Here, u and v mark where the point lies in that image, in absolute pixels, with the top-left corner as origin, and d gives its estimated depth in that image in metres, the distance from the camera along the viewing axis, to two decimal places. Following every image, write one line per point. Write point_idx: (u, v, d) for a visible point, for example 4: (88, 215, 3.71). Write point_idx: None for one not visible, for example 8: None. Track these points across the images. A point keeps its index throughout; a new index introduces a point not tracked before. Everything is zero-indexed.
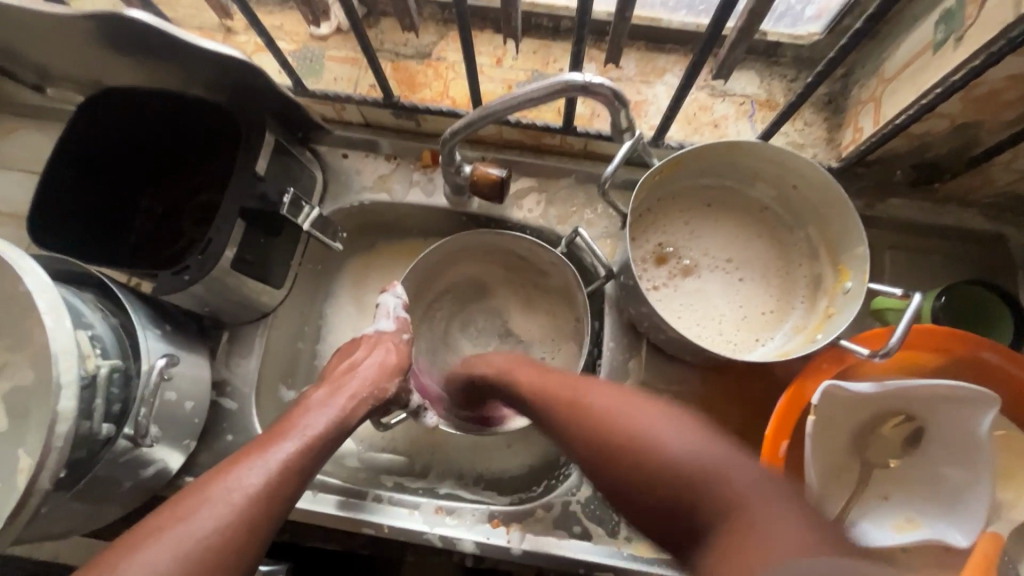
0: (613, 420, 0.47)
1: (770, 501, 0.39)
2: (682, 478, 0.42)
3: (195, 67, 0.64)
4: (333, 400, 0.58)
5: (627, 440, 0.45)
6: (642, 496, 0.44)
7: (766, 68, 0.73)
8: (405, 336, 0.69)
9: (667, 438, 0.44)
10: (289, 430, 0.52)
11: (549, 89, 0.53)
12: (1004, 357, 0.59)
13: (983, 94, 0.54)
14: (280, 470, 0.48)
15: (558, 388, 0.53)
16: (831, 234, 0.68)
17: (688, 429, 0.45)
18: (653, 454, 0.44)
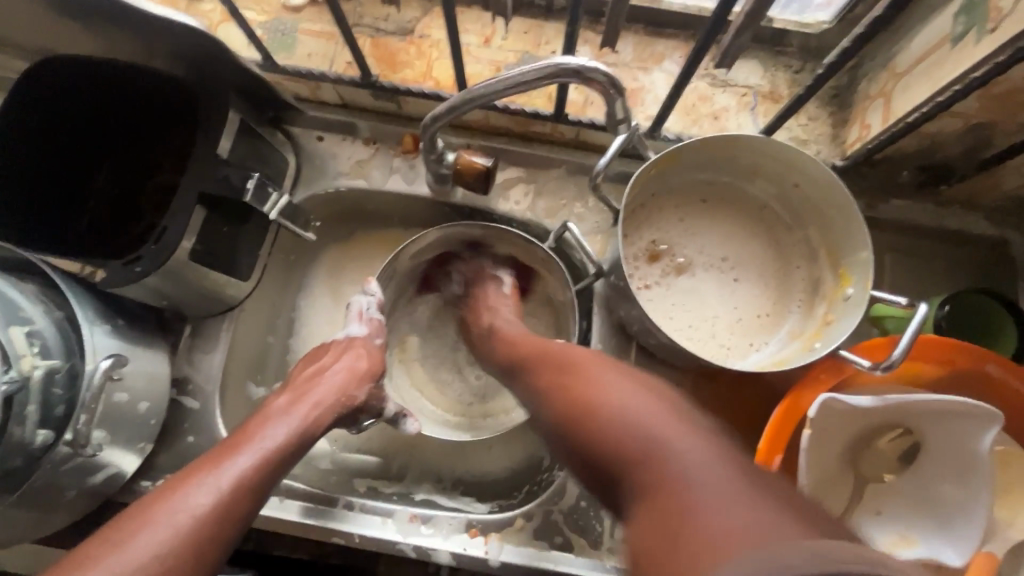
0: (583, 390, 0.47)
1: (710, 488, 0.36)
2: (636, 449, 0.40)
3: (149, 36, 0.58)
4: (296, 409, 0.55)
5: (589, 413, 0.45)
6: (598, 462, 0.43)
7: (771, 57, 0.68)
8: (377, 341, 0.66)
9: (630, 410, 0.43)
10: (246, 442, 0.49)
11: (536, 74, 0.49)
12: (1007, 370, 0.57)
13: (1003, 92, 0.51)
14: (232, 489, 0.45)
15: (549, 358, 0.53)
16: (832, 236, 0.65)
17: (657, 408, 0.42)
18: (610, 423, 0.43)
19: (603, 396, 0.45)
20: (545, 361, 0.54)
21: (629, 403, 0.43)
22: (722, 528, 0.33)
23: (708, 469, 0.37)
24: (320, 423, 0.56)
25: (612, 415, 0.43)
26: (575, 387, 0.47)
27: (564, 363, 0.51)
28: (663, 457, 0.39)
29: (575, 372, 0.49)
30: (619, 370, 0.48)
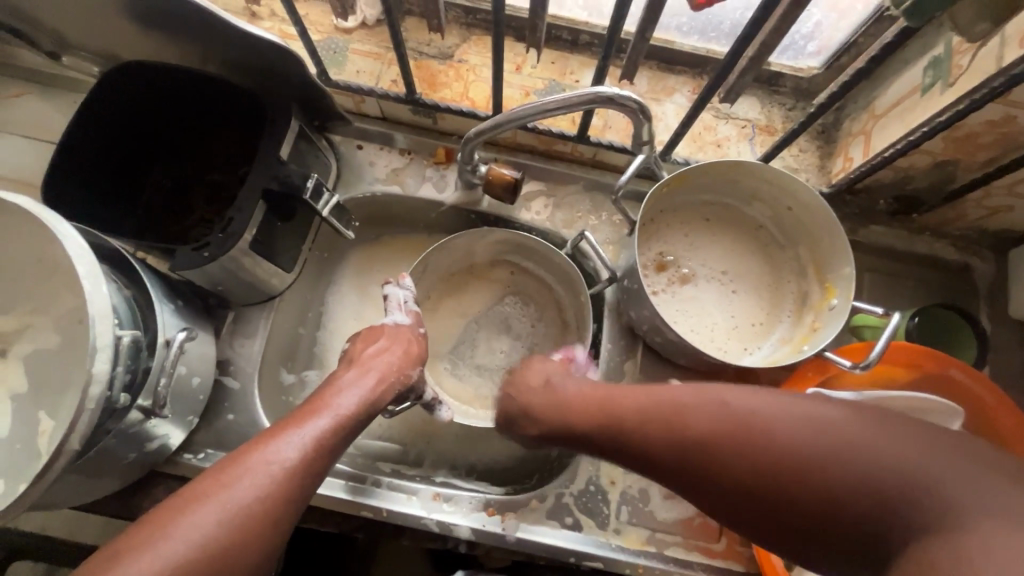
0: (749, 415, 0.46)
1: (991, 522, 0.35)
2: (848, 487, 0.40)
3: (228, 49, 0.65)
4: (363, 381, 0.60)
5: (772, 437, 0.44)
6: (794, 490, 0.42)
7: (767, 95, 0.78)
8: (420, 329, 0.71)
9: (827, 424, 0.43)
10: (322, 408, 0.55)
11: (579, 99, 0.57)
12: (969, 374, 0.65)
13: (964, 135, 0.60)
14: (313, 445, 0.51)
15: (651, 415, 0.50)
16: (819, 253, 0.73)
17: (854, 415, 0.43)
18: (810, 460, 0.42)
19: (779, 415, 0.45)
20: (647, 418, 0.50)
21: (821, 427, 0.43)
22: (1004, 539, 0.34)
23: (977, 501, 0.36)
24: (383, 396, 0.61)
25: (812, 430, 0.43)
26: (739, 418, 0.46)
27: (690, 416, 0.47)
28: (917, 478, 0.39)
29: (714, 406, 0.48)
30: (772, 397, 0.47)
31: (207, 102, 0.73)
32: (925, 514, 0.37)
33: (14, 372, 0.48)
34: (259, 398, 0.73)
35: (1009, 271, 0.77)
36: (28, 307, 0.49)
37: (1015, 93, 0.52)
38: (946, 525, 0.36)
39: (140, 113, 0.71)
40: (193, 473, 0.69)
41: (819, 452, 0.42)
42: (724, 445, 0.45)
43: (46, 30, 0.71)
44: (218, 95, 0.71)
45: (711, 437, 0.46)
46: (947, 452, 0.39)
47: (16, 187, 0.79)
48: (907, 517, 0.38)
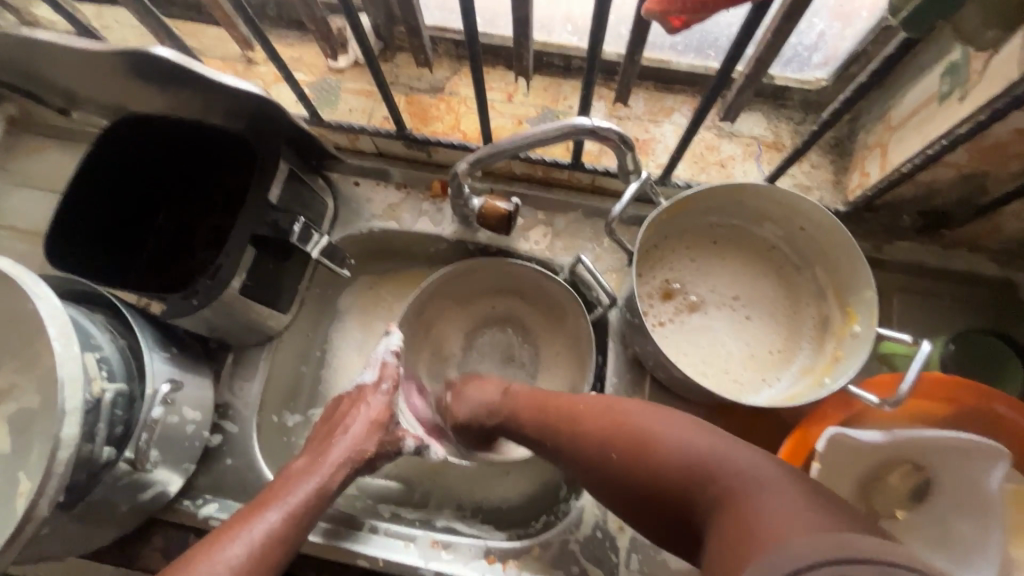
0: (654, 441, 0.48)
1: (781, 494, 0.39)
2: (694, 471, 0.45)
3: (217, 100, 0.65)
4: (316, 467, 0.61)
5: (649, 445, 0.48)
6: (656, 488, 0.47)
7: (774, 110, 0.73)
8: (385, 386, 0.69)
9: (682, 442, 0.47)
10: (272, 500, 0.57)
11: (555, 132, 0.55)
12: (1017, 409, 0.58)
13: (990, 146, 0.54)
14: (262, 541, 0.53)
15: (566, 412, 0.57)
16: (838, 276, 0.68)
17: (681, 425, 0.49)
18: (666, 456, 0.47)
19: (655, 430, 0.49)
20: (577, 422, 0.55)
21: (665, 431, 0.49)
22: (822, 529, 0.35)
23: (776, 480, 0.41)
24: (335, 478, 0.61)
25: (667, 452, 0.47)
26: (619, 424, 0.51)
27: (589, 416, 0.54)
28: (724, 472, 0.43)
29: (610, 423, 0.52)
30: (661, 412, 0.51)
31: (206, 142, 0.73)
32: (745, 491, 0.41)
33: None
34: (257, 442, 0.72)
35: None
36: (14, 366, 0.49)
37: None
38: (735, 500, 0.41)
39: (141, 156, 0.72)
40: (190, 521, 0.68)
41: (665, 449, 0.47)
42: (610, 454, 0.50)
43: (55, 89, 0.74)
44: (215, 135, 0.72)
45: (630, 447, 0.49)
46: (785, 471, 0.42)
47: (32, 238, 0.83)
48: (709, 501, 0.43)
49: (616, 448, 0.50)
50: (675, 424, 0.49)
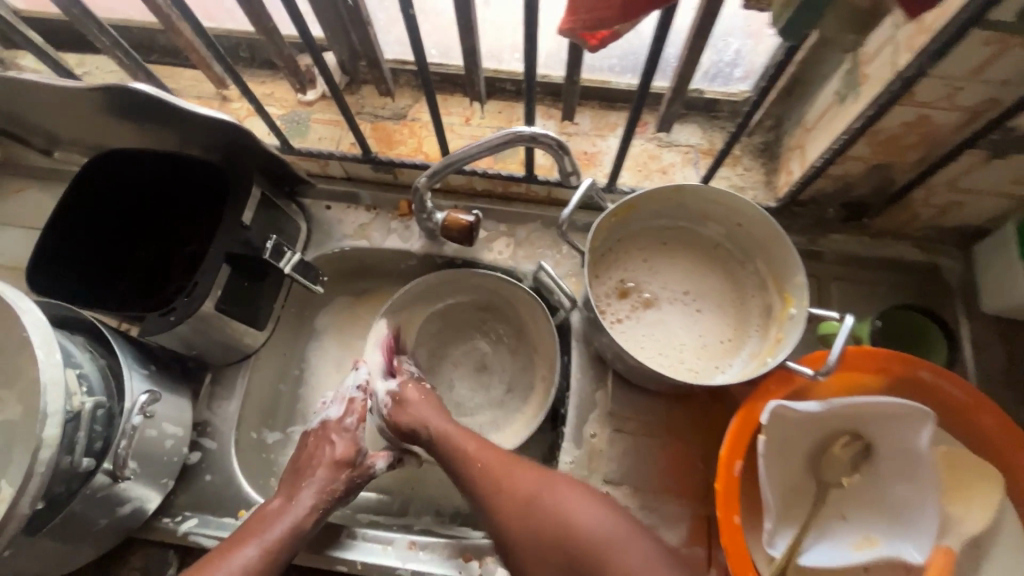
0: (560, 520, 0.59)
1: (637, 555, 0.56)
2: (596, 548, 0.57)
3: (194, 134, 0.70)
4: (290, 505, 0.66)
5: (562, 522, 0.59)
6: (560, 559, 0.58)
7: (707, 120, 0.80)
8: (348, 421, 0.74)
9: (588, 525, 0.58)
10: (251, 535, 0.62)
11: (501, 140, 0.60)
12: (938, 373, 0.64)
13: (886, 138, 0.61)
14: (238, 575, 0.58)
15: (512, 496, 0.62)
16: (776, 266, 0.73)
17: (587, 503, 0.60)
18: (553, 514, 0.60)
19: (536, 491, 0.61)
20: (500, 504, 0.62)
21: (565, 500, 0.61)
22: None
23: (632, 548, 0.57)
24: (311, 516, 0.66)
25: (572, 536, 0.58)
26: (530, 498, 0.61)
27: (512, 480, 0.63)
28: (611, 556, 0.56)
29: (522, 493, 0.62)
30: (583, 493, 0.61)
31: (183, 176, 0.77)
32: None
33: None
34: (235, 456, 0.74)
35: (979, 266, 0.76)
36: None
37: (918, 92, 0.54)
38: (602, 554, 0.57)
39: (119, 188, 0.76)
40: (169, 538, 0.69)
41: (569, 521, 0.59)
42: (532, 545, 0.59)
43: (37, 130, 0.79)
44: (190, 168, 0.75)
45: (550, 535, 0.59)
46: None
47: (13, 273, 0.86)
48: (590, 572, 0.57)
49: (517, 512, 0.61)
50: (567, 490, 0.61)
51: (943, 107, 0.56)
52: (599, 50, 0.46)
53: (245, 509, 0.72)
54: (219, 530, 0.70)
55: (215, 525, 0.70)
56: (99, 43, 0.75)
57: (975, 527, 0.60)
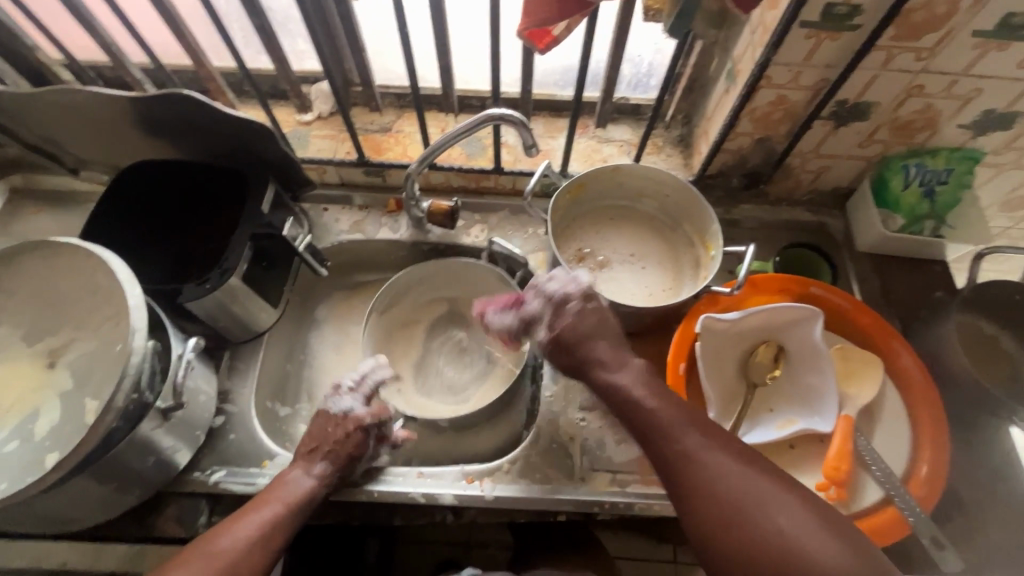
0: (779, 537, 0.56)
1: None
2: (821, 574, 0.53)
3: (210, 137, 0.83)
4: (303, 477, 0.72)
5: (759, 519, 0.57)
6: (767, 564, 0.55)
7: (634, 120, 1.01)
8: (368, 420, 0.77)
9: (811, 547, 0.55)
10: (267, 500, 0.69)
11: (477, 120, 0.77)
12: (824, 288, 0.83)
13: (761, 114, 0.83)
14: (253, 534, 0.65)
15: (717, 488, 0.59)
16: (698, 224, 0.93)
17: (805, 515, 0.57)
18: (787, 543, 0.55)
19: (752, 505, 0.57)
20: (732, 498, 0.58)
21: (782, 514, 0.57)
22: None
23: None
24: (317, 492, 0.72)
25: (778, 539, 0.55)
26: (739, 489, 0.58)
27: (718, 470, 0.60)
28: None
29: (740, 486, 0.59)
30: (799, 506, 0.57)
31: (188, 174, 0.87)
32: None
33: (63, 375, 0.60)
34: (256, 416, 0.83)
35: (851, 218, 0.98)
36: (73, 324, 0.62)
37: (773, 76, 0.76)
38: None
39: (150, 190, 0.86)
40: (201, 488, 0.77)
41: (792, 544, 0.55)
42: (738, 537, 0.57)
43: (69, 151, 0.91)
44: (199, 166, 0.86)
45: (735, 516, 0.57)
46: (852, 548, 0.55)
47: None
48: None
49: (727, 508, 0.58)
50: (731, 472, 0.60)
51: (793, 88, 0.78)
52: (546, 52, 0.66)
53: (269, 459, 0.80)
54: (248, 477, 0.78)
55: (243, 474, 0.78)
56: (131, 81, 0.94)
57: (866, 399, 0.77)
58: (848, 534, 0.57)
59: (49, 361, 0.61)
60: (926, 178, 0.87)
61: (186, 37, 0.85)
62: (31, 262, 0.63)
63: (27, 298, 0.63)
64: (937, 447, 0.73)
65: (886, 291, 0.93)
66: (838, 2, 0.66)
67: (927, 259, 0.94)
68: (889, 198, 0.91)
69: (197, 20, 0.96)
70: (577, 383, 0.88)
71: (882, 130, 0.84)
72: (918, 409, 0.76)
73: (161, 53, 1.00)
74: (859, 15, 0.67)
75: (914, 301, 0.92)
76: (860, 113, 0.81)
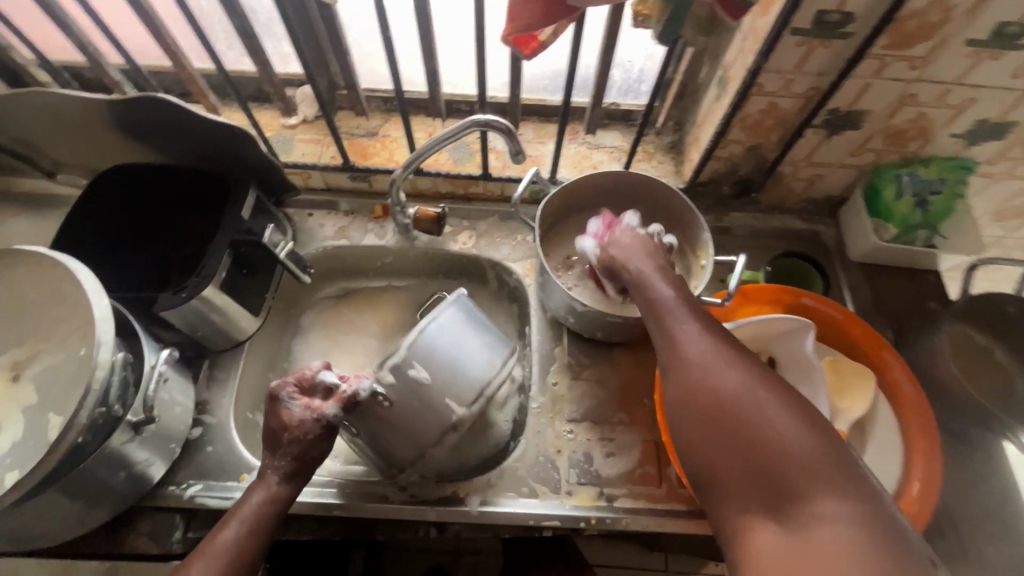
0: (756, 426, 0.50)
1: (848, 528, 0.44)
2: (793, 480, 0.47)
3: (190, 143, 0.81)
4: (274, 474, 0.65)
5: (735, 409, 0.52)
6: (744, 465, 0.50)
7: (624, 126, 1.00)
8: (290, 393, 0.66)
9: (794, 452, 0.48)
10: (234, 511, 0.63)
11: (462, 126, 0.76)
12: (816, 298, 0.82)
13: (753, 122, 0.81)
14: (223, 556, 0.60)
15: (704, 387, 0.54)
16: (688, 232, 0.90)
17: (801, 425, 0.50)
18: (770, 445, 0.49)
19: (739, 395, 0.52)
20: (721, 397, 0.53)
21: (772, 419, 0.50)
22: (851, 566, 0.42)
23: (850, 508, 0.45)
24: (292, 486, 0.65)
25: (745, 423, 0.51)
26: (728, 391, 0.53)
27: (713, 368, 0.55)
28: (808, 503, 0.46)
29: (727, 387, 0.53)
30: (797, 418, 0.50)
31: (174, 180, 0.86)
32: (787, 468, 0.48)
33: (27, 389, 0.58)
34: (235, 428, 0.81)
35: (844, 227, 0.97)
36: (39, 336, 0.60)
37: (764, 84, 0.75)
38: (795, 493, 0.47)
39: (126, 196, 0.84)
40: (176, 503, 0.75)
41: (777, 447, 0.49)
42: (721, 437, 0.52)
43: (45, 155, 0.88)
44: (185, 173, 0.85)
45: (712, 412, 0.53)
46: (826, 446, 0.49)
47: None
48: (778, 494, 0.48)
49: (711, 406, 0.53)
50: (737, 372, 0.54)
51: (785, 95, 0.77)
52: (532, 57, 0.64)
53: (248, 472, 0.78)
54: (225, 491, 0.76)
55: (220, 488, 0.76)
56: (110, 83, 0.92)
57: (858, 413, 0.76)
58: (836, 441, 0.50)
59: (14, 374, 0.59)
60: (918, 188, 0.86)
61: (165, 39, 0.83)
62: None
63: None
64: (929, 463, 0.72)
65: (879, 301, 0.92)
66: (830, 10, 0.64)
67: (920, 269, 0.93)
68: (881, 206, 0.89)
69: (179, 21, 0.94)
70: (564, 394, 0.86)
71: (874, 139, 0.83)
72: (909, 424, 0.75)
73: (141, 55, 0.97)
74: (850, 23, 0.66)
75: (906, 311, 0.91)
76: (852, 121, 0.80)
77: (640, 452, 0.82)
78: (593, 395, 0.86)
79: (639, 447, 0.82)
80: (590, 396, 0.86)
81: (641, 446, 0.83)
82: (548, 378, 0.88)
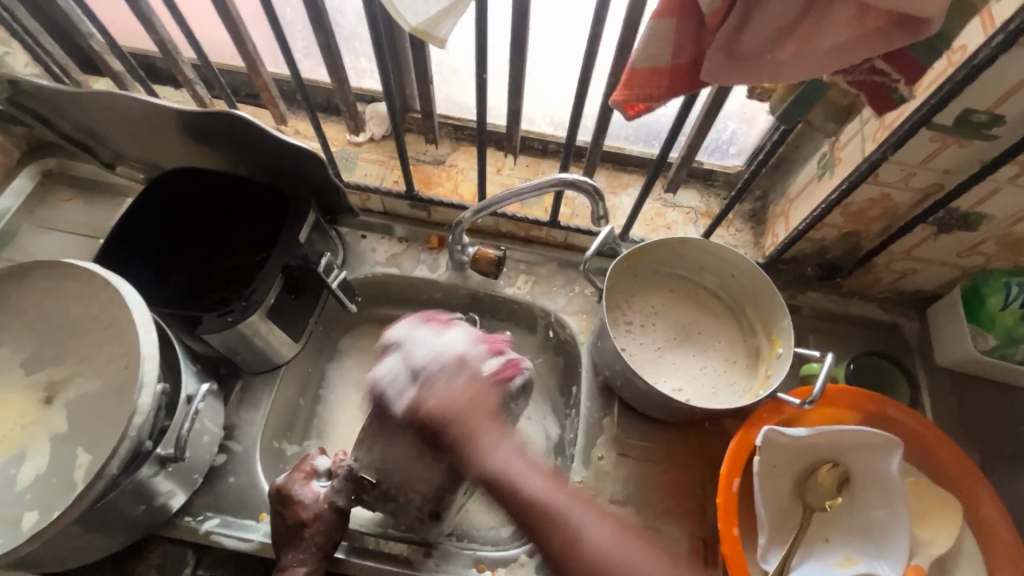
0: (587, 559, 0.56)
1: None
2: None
3: (257, 156, 0.77)
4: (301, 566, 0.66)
5: (586, 563, 0.56)
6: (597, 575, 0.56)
7: (704, 187, 0.93)
8: (298, 486, 0.69)
9: (588, 534, 0.57)
10: None
11: (545, 183, 0.71)
12: (902, 410, 0.74)
13: (856, 210, 0.75)
14: None
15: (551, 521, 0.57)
16: (763, 313, 0.83)
17: (606, 526, 0.58)
18: (590, 550, 0.56)
19: (619, 554, 0.56)
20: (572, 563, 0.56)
21: (587, 525, 0.57)
22: None
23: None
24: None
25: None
26: (612, 563, 0.56)
27: (560, 538, 0.57)
28: (553, 530, 0.57)
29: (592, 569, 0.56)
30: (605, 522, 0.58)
31: (225, 186, 0.81)
32: None
33: (58, 416, 0.54)
34: (260, 461, 0.77)
35: (933, 327, 0.88)
36: (79, 357, 0.56)
37: (880, 174, 0.68)
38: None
39: (182, 202, 0.81)
40: (190, 536, 0.71)
41: (587, 547, 0.56)
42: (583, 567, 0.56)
43: (106, 146, 0.86)
44: (236, 180, 0.80)
45: (589, 567, 0.56)
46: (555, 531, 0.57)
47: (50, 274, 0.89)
48: None
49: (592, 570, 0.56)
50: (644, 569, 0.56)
51: (899, 188, 0.70)
52: (633, 119, 0.55)
53: (267, 512, 0.74)
54: (242, 531, 0.72)
55: (237, 526, 0.72)
56: (182, 80, 0.89)
57: (940, 549, 0.68)
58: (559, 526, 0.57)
59: (47, 396, 0.55)
60: None
61: (245, 46, 0.80)
62: (47, 283, 0.58)
63: (38, 320, 0.58)
64: None
65: (963, 416, 0.84)
66: (978, 110, 0.58)
67: (1014, 386, 0.85)
68: (983, 314, 0.81)
69: (259, 24, 0.91)
70: (610, 471, 0.80)
71: (988, 244, 0.75)
72: (998, 568, 0.68)
73: (216, 52, 0.95)
74: (998, 126, 0.59)
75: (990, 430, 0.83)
76: (969, 224, 0.72)
77: (686, 549, 0.76)
78: (640, 476, 0.80)
79: (686, 543, 0.76)
80: (637, 477, 0.80)
81: (687, 543, 0.77)
82: (594, 451, 0.81)
